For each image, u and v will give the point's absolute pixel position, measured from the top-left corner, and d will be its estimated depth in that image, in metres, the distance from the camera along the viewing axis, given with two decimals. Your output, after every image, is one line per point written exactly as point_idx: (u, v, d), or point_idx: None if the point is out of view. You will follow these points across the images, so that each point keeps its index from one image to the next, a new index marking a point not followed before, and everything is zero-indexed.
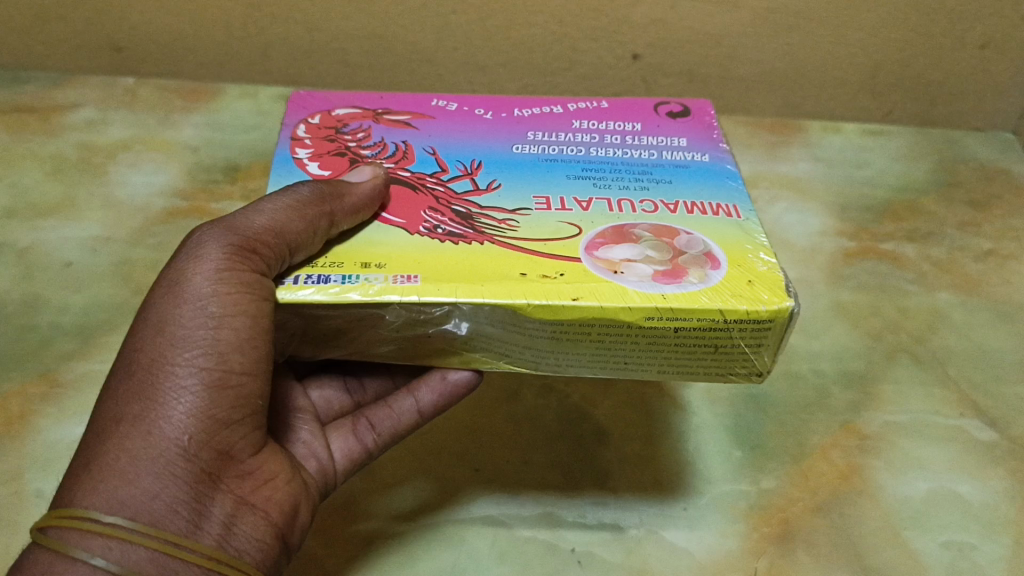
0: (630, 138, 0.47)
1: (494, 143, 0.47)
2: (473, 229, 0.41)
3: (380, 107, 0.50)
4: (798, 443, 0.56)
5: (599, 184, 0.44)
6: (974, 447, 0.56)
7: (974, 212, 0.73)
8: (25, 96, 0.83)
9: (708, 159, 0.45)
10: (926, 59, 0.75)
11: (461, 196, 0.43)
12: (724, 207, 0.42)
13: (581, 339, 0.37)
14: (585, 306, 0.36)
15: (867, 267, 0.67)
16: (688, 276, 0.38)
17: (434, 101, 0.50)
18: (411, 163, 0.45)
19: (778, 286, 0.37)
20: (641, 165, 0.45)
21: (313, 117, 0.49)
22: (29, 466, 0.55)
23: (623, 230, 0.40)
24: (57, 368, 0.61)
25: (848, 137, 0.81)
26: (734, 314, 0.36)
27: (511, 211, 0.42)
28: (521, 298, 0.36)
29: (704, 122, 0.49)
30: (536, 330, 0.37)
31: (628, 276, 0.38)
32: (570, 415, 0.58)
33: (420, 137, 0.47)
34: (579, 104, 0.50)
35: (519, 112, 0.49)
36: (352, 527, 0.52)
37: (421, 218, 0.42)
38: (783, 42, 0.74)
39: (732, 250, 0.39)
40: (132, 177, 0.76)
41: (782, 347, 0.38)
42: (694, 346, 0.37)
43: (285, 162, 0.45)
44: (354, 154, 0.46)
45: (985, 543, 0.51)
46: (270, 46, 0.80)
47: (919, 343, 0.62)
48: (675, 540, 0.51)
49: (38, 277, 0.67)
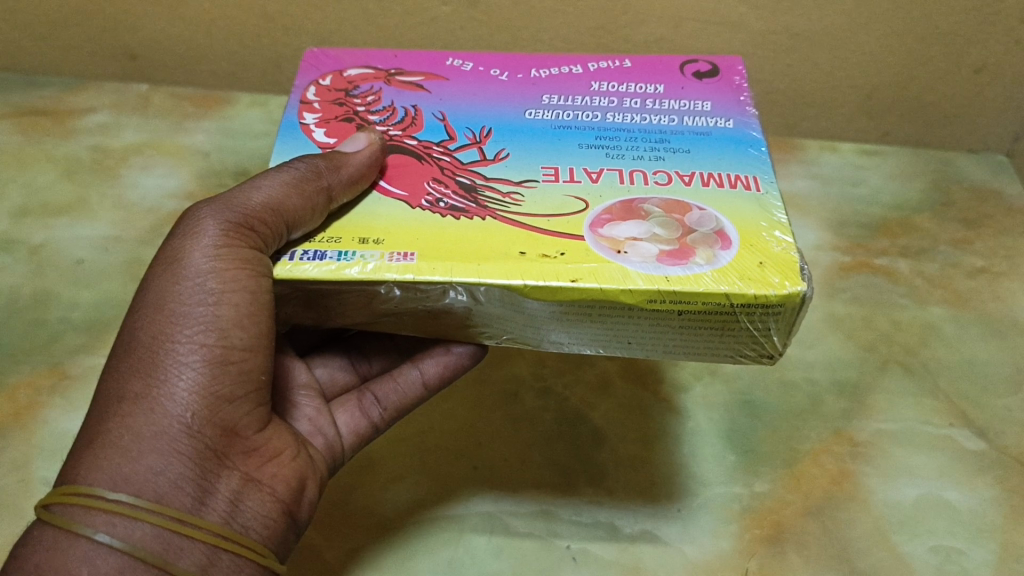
0: (651, 101, 0.48)
1: (507, 109, 0.48)
2: (475, 203, 0.42)
3: (392, 67, 0.51)
4: (791, 448, 0.57)
5: (613, 153, 0.45)
6: (963, 456, 0.57)
7: (966, 231, 0.74)
8: (40, 100, 0.85)
9: (731, 126, 0.46)
10: (921, 83, 0.77)
11: (467, 166, 0.44)
12: (743, 179, 0.43)
13: (583, 319, 0.39)
14: (585, 288, 0.37)
15: (861, 281, 0.69)
16: (696, 256, 0.39)
17: (449, 60, 0.52)
18: (420, 130, 0.47)
19: (792, 268, 0.38)
20: (660, 132, 0.46)
21: (325, 79, 0.51)
22: (36, 455, 0.57)
23: (632, 206, 0.41)
24: (66, 361, 0.62)
25: (845, 155, 0.83)
26: (741, 298, 0.37)
27: (517, 184, 0.43)
28: (517, 278, 0.37)
29: (732, 83, 0.50)
30: (536, 309, 0.39)
31: (632, 256, 0.39)
32: (567, 417, 0.59)
33: (430, 101, 0.49)
34: (600, 63, 0.52)
35: (535, 73, 0.51)
36: (353, 521, 0.53)
37: (424, 190, 0.43)
38: (783, 63, 0.76)
39: (746, 228, 0.40)
40: (143, 180, 0.78)
41: (793, 330, 0.39)
42: (702, 326, 0.39)
43: (292, 127, 0.47)
44: (363, 120, 0.48)
45: (973, 549, 0.52)
46: (283, 56, 0.82)
47: (911, 355, 0.63)
48: (669, 539, 0.52)
49: (49, 273, 0.69)
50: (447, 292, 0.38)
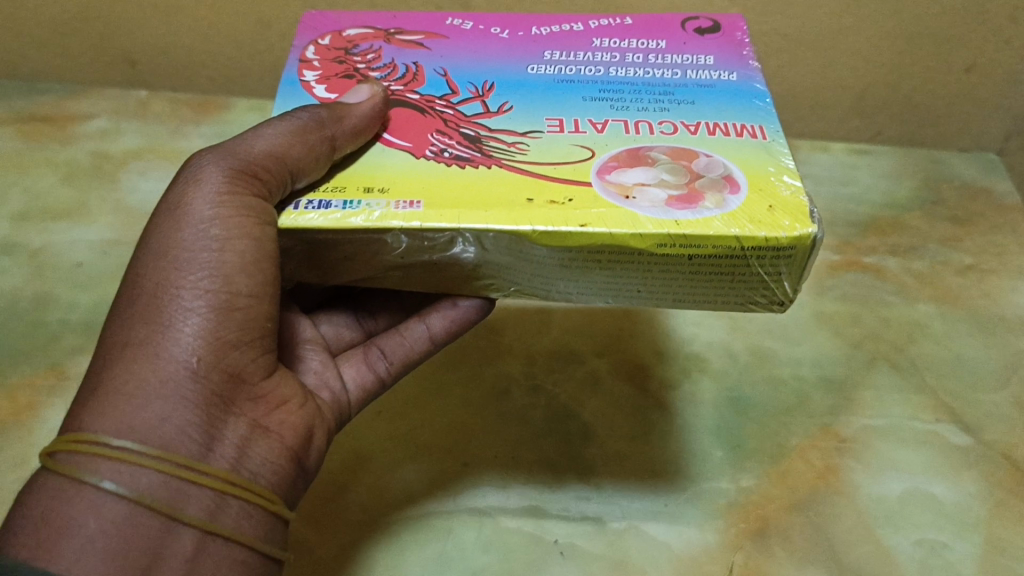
0: (653, 56, 0.49)
1: (509, 65, 0.49)
2: (480, 152, 0.42)
3: (392, 27, 0.52)
4: (777, 444, 0.57)
5: (617, 105, 0.45)
6: (949, 451, 0.57)
7: (956, 228, 0.75)
8: (41, 106, 0.86)
9: (735, 79, 0.47)
10: (913, 82, 0.78)
11: (470, 118, 0.45)
12: (749, 129, 0.44)
13: (592, 266, 0.39)
14: (595, 233, 0.37)
15: (849, 279, 0.69)
16: (705, 201, 0.39)
17: (449, 21, 0.52)
18: (421, 86, 0.47)
19: (802, 212, 0.38)
20: (663, 86, 0.47)
21: (324, 39, 0.51)
22: (35, 452, 0.58)
23: (639, 154, 0.42)
24: (65, 361, 0.63)
25: (836, 155, 0.83)
26: (753, 241, 0.37)
27: (522, 134, 0.43)
28: (526, 224, 0.37)
29: (734, 39, 0.50)
30: (545, 257, 0.39)
31: (641, 200, 0.39)
32: (557, 415, 0.59)
33: (432, 59, 0.49)
34: (601, 22, 0.52)
35: (536, 31, 0.52)
36: (344, 517, 0.54)
37: (428, 141, 0.43)
38: (774, 63, 0.76)
39: (754, 173, 0.41)
40: (142, 184, 0.79)
41: (805, 275, 0.39)
42: (712, 272, 0.39)
43: (292, 86, 0.47)
44: (363, 76, 0.48)
45: (957, 542, 0.52)
46: (278, 61, 0.83)
47: (900, 352, 0.64)
48: (655, 533, 0.53)
49: (49, 275, 0.70)
50: (454, 241, 0.39)
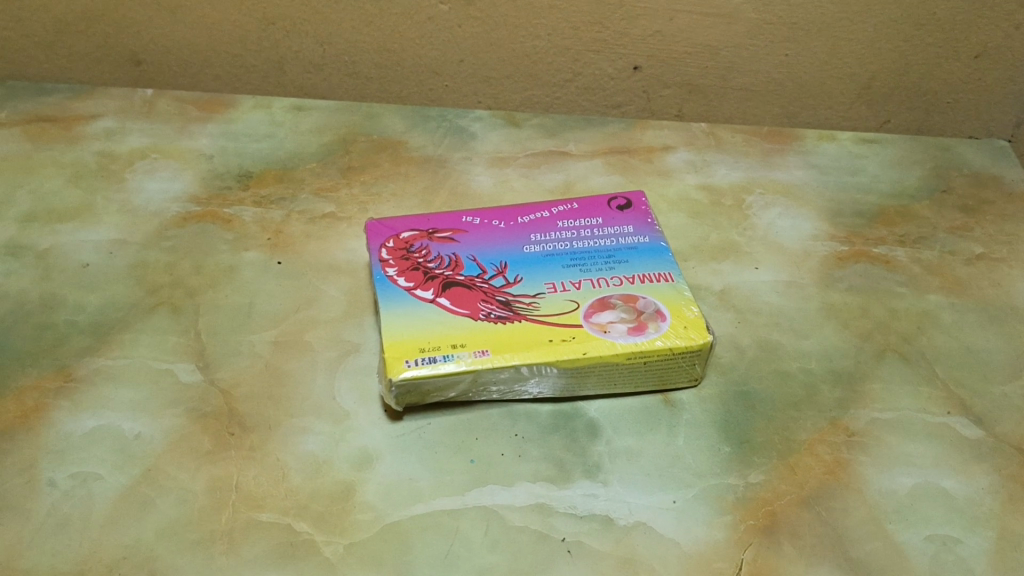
0: (596, 231, 0.67)
1: (512, 246, 0.65)
2: (512, 311, 0.60)
3: (429, 227, 0.67)
4: (787, 438, 0.57)
5: (585, 270, 0.63)
6: (960, 444, 0.57)
7: (966, 217, 0.74)
8: (47, 106, 0.86)
9: (650, 241, 0.65)
10: (920, 69, 0.78)
11: (500, 289, 0.62)
12: (662, 275, 0.62)
13: (589, 374, 0.58)
14: (593, 356, 0.56)
15: (858, 270, 0.69)
16: (650, 328, 0.58)
17: (465, 217, 0.68)
18: (462, 269, 0.63)
19: (701, 327, 0.58)
20: (609, 250, 0.65)
21: (388, 242, 0.65)
22: (44, 456, 0.56)
23: (605, 300, 0.60)
24: (72, 364, 0.62)
25: (844, 144, 0.82)
26: (681, 348, 0.57)
27: (533, 296, 0.61)
28: (552, 359, 0.56)
29: (644, 210, 0.68)
30: (561, 373, 0.57)
31: (614, 332, 0.58)
32: (563, 410, 0.59)
33: (461, 248, 0.65)
34: (559, 206, 0.69)
35: (522, 219, 0.68)
36: (351, 518, 0.53)
37: (480, 308, 0.60)
38: (781, 53, 0.78)
39: (674, 305, 0.60)
40: (149, 184, 0.78)
41: (708, 361, 0.59)
42: (656, 365, 0.58)
43: (381, 279, 0.62)
44: (425, 267, 0.63)
45: (969, 537, 0.52)
46: (284, 59, 0.84)
47: (909, 344, 0.63)
48: (663, 530, 0.52)
49: (56, 277, 0.69)
50: (516, 370, 0.56)
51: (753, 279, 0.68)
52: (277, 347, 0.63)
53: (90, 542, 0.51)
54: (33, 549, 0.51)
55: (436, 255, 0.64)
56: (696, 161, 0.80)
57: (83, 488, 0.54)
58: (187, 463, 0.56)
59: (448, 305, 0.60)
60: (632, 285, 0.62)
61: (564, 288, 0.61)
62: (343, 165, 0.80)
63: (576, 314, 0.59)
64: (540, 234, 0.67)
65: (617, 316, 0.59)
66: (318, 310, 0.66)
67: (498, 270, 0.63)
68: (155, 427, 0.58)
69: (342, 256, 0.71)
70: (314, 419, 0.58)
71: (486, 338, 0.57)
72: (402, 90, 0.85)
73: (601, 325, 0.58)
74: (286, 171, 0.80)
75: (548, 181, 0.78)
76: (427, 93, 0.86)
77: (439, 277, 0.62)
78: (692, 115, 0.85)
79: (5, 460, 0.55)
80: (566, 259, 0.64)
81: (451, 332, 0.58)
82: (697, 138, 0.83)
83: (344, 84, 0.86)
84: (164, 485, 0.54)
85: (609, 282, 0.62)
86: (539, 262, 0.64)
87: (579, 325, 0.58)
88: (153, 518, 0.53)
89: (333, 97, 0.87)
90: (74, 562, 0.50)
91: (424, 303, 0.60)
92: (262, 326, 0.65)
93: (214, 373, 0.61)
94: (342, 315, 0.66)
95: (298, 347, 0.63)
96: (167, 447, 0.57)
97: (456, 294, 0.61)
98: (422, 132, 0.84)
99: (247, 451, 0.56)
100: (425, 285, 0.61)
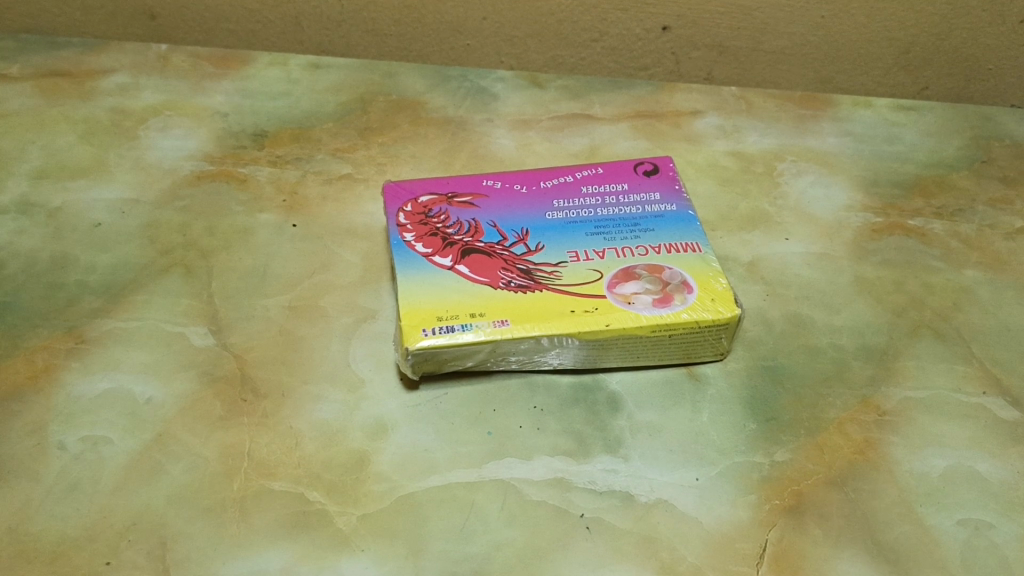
0: (619, 198, 0.64)
1: (533, 213, 0.63)
2: (534, 280, 0.58)
3: (449, 192, 0.65)
4: (815, 416, 0.55)
5: (608, 238, 0.61)
6: (996, 425, 0.55)
7: (1005, 189, 0.72)
8: (60, 60, 0.84)
9: (676, 209, 0.63)
10: (962, 34, 0.75)
11: (521, 257, 0.60)
12: (689, 245, 0.60)
13: (611, 346, 0.56)
14: (616, 328, 0.54)
15: (892, 242, 0.67)
16: (675, 300, 0.56)
17: (485, 182, 0.66)
18: (482, 236, 0.61)
19: (729, 300, 0.56)
20: (633, 218, 0.63)
21: (407, 206, 0.63)
22: (52, 419, 0.55)
23: (630, 270, 0.58)
24: (83, 325, 0.61)
25: (879, 112, 0.80)
26: (708, 322, 0.55)
27: (556, 264, 0.59)
28: (574, 330, 0.54)
29: (669, 176, 0.66)
30: (583, 345, 0.55)
31: (638, 304, 0.56)
32: (583, 382, 0.57)
33: (482, 214, 0.63)
34: (582, 171, 0.67)
35: (544, 184, 0.66)
36: (364, 489, 0.51)
37: (500, 276, 0.58)
38: (817, 14, 0.75)
39: (701, 276, 0.58)
40: (163, 142, 0.76)
41: (734, 334, 0.57)
42: (682, 340, 0.56)
43: (399, 245, 0.60)
44: (444, 233, 0.61)
45: (1003, 523, 0.50)
46: (302, 15, 0.82)
47: (944, 320, 0.61)
48: (686, 509, 0.51)
49: (67, 236, 0.67)
50: (537, 342, 0.55)
51: (784, 249, 0.66)
52: (292, 312, 0.62)
53: (100, 507, 0.50)
54: (41, 514, 0.50)
55: (455, 220, 0.62)
56: (726, 126, 0.78)
57: (93, 453, 0.53)
58: (198, 428, 0.54)
59: (468, 272, 0.58)
60: (658, 255, 0.60)
61: (587, 257, 0.59)
62: (361, 125, 0.78)
63: (600, 284, 0.57)
64: (563, 200, 0.64)
65: (642, 287, 0.57)
66: (334, 274, 0.65)
67: (519, 237, 0.61)
68: (166, 391, 0.56)
69: (359, 219, 0.69)
70: (328, 387, 0.57)
71: (505, 308, 0.56)
72: (423, 48, 0.83)
73: (625, 297, 0.56)
74: (302, 130, 0.78)
75: (572, 145, 0.76)
76: (449, 52, 0.83)
77: (458, 243, 0.60)
78: (722, 79, 0.82)
79: (15, 422, 0.54)
80: (590, 226, 0.62)
81: (469, 301, 0.56)
82: (727, 102, 0.80)
83: (364, 41, 0.83)
84: (175, 450, 0.53)
85: (634, 252, 0.60)
86: (561, 229, 0.62)
87: (602, 296, 0.56)
88: (163, 484, 0.52)
89: (352, 55, 0.85)
90: (82, 528, 0.49)
91: (443, 270, 0.58)
92: (276, 290, 0.63)
93: (227, 337, 0.60)
94: (358, 279, 0.64)
95: (313, 313, 0.62)
96: (179, 412, 0.55)
97: (476, 262, 0.59)
98: (444, 92, 0.82)
99: (260, 418, 0.55)
100: (444, 251, 0.60)
